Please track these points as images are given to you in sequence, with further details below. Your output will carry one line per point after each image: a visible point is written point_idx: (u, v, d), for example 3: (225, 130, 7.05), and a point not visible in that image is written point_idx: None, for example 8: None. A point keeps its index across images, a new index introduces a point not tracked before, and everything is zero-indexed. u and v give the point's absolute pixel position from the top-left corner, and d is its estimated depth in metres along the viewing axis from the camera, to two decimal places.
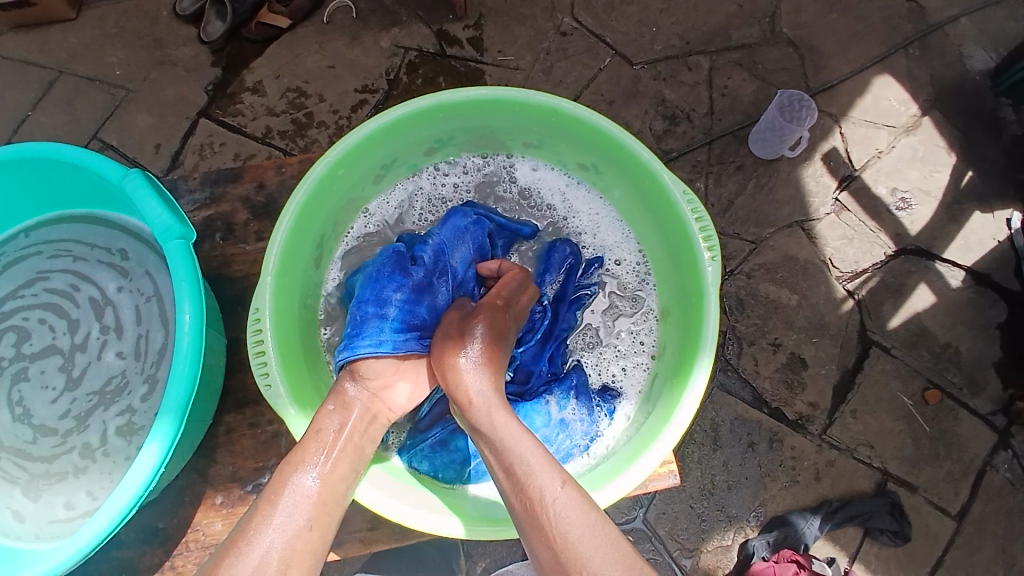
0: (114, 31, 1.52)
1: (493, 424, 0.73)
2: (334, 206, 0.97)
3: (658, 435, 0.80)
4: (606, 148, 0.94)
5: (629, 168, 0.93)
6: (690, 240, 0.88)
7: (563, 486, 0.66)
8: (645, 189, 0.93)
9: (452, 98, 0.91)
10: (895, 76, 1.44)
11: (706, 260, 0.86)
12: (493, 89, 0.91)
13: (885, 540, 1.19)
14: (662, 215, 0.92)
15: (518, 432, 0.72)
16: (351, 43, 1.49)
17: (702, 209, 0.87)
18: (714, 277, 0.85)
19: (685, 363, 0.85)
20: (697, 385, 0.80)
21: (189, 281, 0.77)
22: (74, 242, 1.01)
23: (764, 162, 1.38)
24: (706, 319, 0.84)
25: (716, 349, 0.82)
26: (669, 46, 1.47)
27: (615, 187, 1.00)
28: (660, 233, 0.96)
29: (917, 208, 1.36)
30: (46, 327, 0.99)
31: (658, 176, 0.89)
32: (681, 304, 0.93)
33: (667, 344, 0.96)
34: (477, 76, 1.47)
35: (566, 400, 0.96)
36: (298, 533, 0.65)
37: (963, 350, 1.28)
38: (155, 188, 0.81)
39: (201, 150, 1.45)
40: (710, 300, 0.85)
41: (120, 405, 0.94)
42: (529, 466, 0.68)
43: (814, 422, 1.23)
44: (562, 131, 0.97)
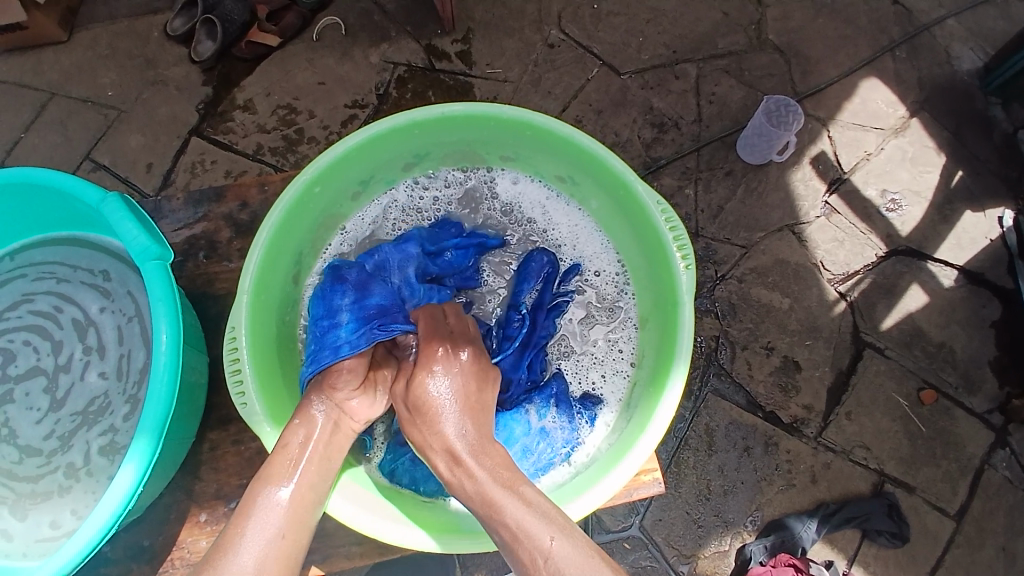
0: (108, 53, 1.53)
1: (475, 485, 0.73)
2: (312, 223, 0.97)
3: (636, 441, 0.79)
4: (581, 160, 0.94)
5: (605, 180, 0.93)
6: (664, 248, 0.88)
7: (552, 543, 0.66)
8: (620, 198, 0.94)
9: (426, 113, 0.92)
10: (882, 79, 1.45)
11: (681, 268, 0.86)
12: (466, 104, 0.92)
13: (883, 541, 1.18)
14: (637, 222, 0.93)
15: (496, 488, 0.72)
16: (342, 59, 1.51)
17: (675, 216, 0.88)
18: (689, 284, 0.86)
19: (661, 373, 0.85)
20: (673, 392, 0.80)
21: (165, 302, 0.77)
22: (58, 263, 1.01)
23: (753, 167, 1.38)
24: (682, 326, 0.84)
25: (690, 358, 0.82)
26: (656, 55, 1.48)
27: (593, 198, 1.01)
28: (637, 241, 0.96)
29: (908, 209, 1.37)
30: (31, 348, 0.99)
31: (631, 186, 0.89)
32: (657, 311, 0.93)
33: (646, 352, 0.96)
34: (467, 89, 1.48)
35: (546, 409, 0.97)
36: (272, 542, 0.69)
37: (959, 350, 1.28)
38: (131, 210, 0.81)
39: (193, 168, 1.45)
40: (685, 306, 0.85)
41: (102, 425, 0.94)
42: (521, 527, 0.67)
43: (809, 425, 1.23)
44: (537, 144, 0.97)
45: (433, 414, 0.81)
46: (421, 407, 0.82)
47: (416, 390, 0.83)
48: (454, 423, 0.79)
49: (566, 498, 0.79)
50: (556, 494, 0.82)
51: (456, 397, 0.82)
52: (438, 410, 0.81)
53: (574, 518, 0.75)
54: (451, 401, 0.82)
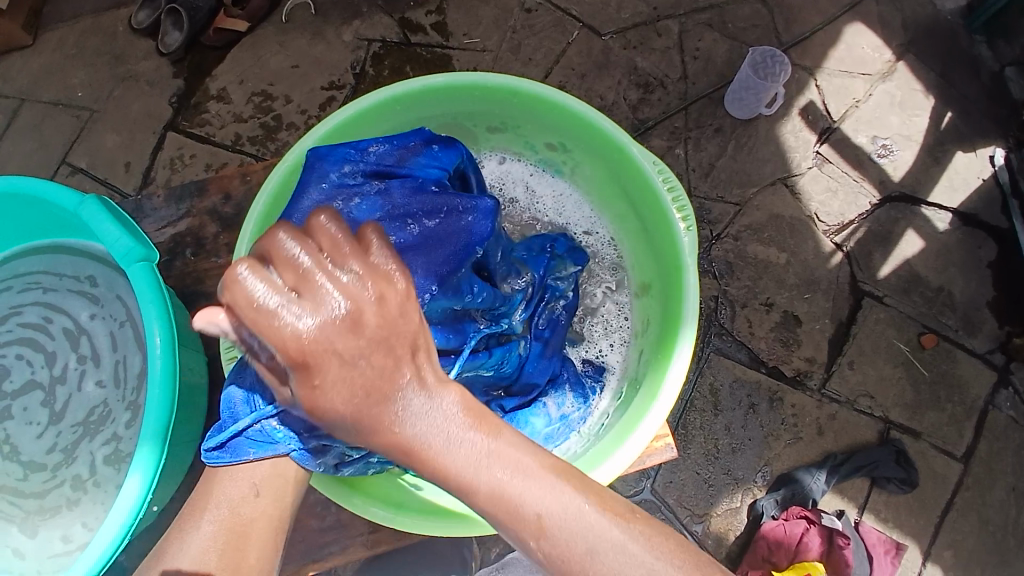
0: (73, 52, 1.48)
1: (439, 469, 0.47)
2: None
3: (648, 409, 0.79)
4: (569, 125, 0.93)
5: (596, 145, 0.92)
6: (664, 210, 0.87)
7: (544, 513, 0.47)
8: (613, 162, 0.92)
9: (406, 87, 0.90)
10: (866, 23, 1.42)
11: (682, 230, 0.85)
12: (446, 75, 0.90)
13: (893, 488, 1.19)
14: (634, 187, 0.91)
15: (475, 472, 0.47)
16: (314, 40, 1.46)
17: (672, 175, 0.87)
18: (691, 246, 0.85)
19: (668, 338, 0.84)
20: (682, 357, 0.80)
21: (155, 303, 0.75)
22: (43, 273, 0.99)
23: (743, 122, 1.36)
24: (687, 290, 0.83)
25: (698, 320, 0.81)
26: (636, 12, 1.44)
27: (585, 165, 0.99)
28: (630, 207, 0.95)
29: (899, 153, 1.35)
30: (24, 362, 0.97)
31: (626, 149, 0.88)
32: (660, 276, 0.92)
33: (648, 320, 0.95)
34: (445, 62, 1.44)
35: (563, 396, 0.95)
36: (245, 503, 0.73)
37: (957, 292, 1.28)
38: (111, 211, 0.79)
39: (172, 164, 1.42)
40: (689, 269, 0.84)
41: (105, 434, 0.93)
42: (509, 505, 0.47)
43: (813, 377, 1.23)
44: (522, 112, 0.95)
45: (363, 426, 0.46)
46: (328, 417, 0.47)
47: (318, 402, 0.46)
48: (404, 414, 0.46)
49: (587, 466, 0.79)
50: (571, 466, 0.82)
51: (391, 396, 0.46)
52: (355, 400, 0.46)
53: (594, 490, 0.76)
54: (366, 399, 0.46)
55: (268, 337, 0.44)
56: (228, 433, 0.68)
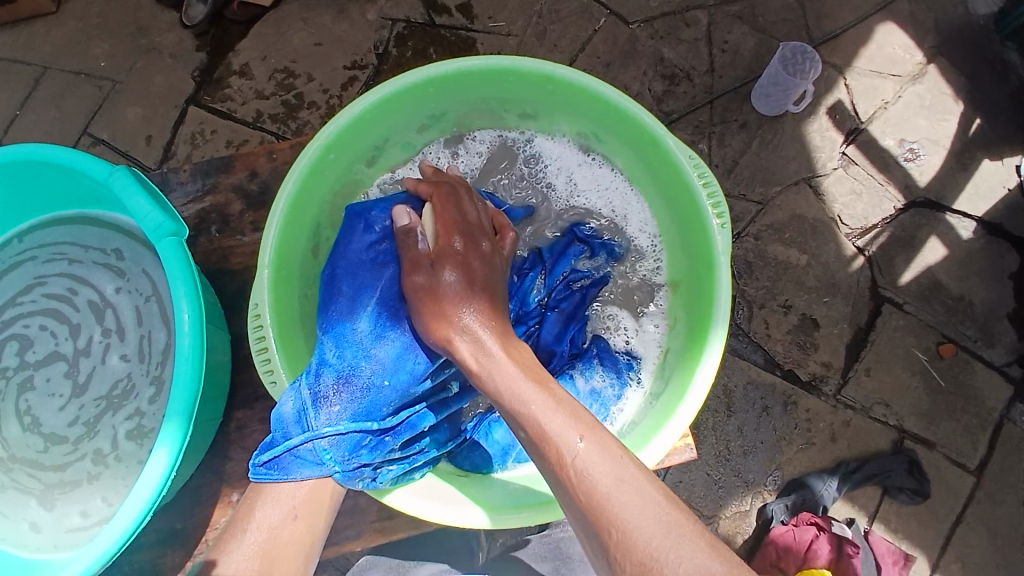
0: (97, 23, 1.47)
1: (503, 382, 0.62)
2: (327, 192, 0.94)
3: (676, 408, 0.79)
4: (607, 115, 0.91)
5: (633, 136, 0.91)
6: (699, 206, 0.86)
7: (581, 444, 0.57)
8: (648, 154, 0.91)
9: (442, 70, 0.89)
10: (902, 21, 1.38)
11: (717, 228, 0.84)
12: (483, 58, 0.89)
13: (905, 498, 1.18)
14: (669, 181, 0.90)
15: (528, 396, 0.60)
16: (337, 18, 1.45)
17: (708, 172, 0.86)
18: (725, 245, 0.84)
19: (699, 335, 0.84)
20: (711, 357, 0.79)
21: (184, 279, 0.76)
22: (69, 244, 1.00)
23: (768, 119, 1.34)
24: (719, 290, 0.83)
25: (730, 320, 0.81)
26: (665, 1, 1.41)
27: (619, 156, 0.98)
28: (665, 199, 0.94)
29: (926, 158, 1.32)
30: (48, 333, 0.98)
31: (662, 141, 0.87)
32: (692, 273, 0.91)
33: (678, 317, 0.95)
34: (468, 45, 1.43)
35: (592, 371, 0.95)
36: (283, 526, 0.79)
37: (978, 302, 1.26)
38: (143, 185, 0.79)
39: (193, 139, 1.42)
40: (722, 267, 0.83)
41: (128, 409, 0.94)
42: (548, 431, 0.58)
43: (828, 382, 1.22)
44: (557, 98, 0.94)
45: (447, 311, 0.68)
46: (443, 307, 0.68)
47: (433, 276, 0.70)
48: (472, 321, 0.66)
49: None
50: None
51: (468, 304, 0.68)
52: (458, 305, 0.67)
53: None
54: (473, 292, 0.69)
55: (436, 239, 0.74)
56: (280, 449, 0.71)
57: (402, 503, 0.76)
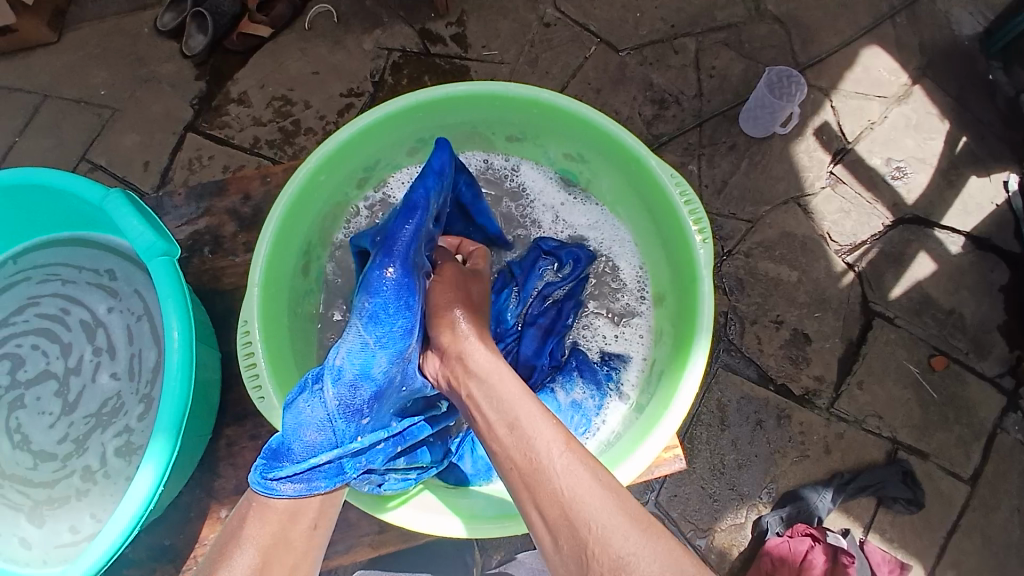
0: (97, 53, 1.51)
1: (498, 391, 0.67)
2: (317, 213, 0.96)
3: (661, 418, 0.80)
4: (592, 136, 0.94)
5: (616, 156, 0.94)
6: (681, 223, 0.88)
7: (566, 450, 0.60)
8: (630, 173, 0.94)
9: (431, 95, 0.92)
10: (881, 46, 1.43)
11: (698, 241, 0.86)
12: (470, 84, 0.92)
13: (899, 508, 1.18)
14: (650, 199, 0.93)
15: (528, 410, 0.64)
16: (335, 47, 1.49)
17: (690, 190, 0.89)
18: (708, 258, 0.86)
19: (682, 346, 0.85)
20: (696, 366, 0.81)
21: (175, 299, 0.77)
22: (63, 265, 1.01)
23: (757, 140, 1.38)
24: (702, 302, 0.84)
25: (713, 330, 0.82)
26: (654, 30, 1.46)
27: (603, 176, 1.00)
28: (648, 217, 0.96)
29: (914, 176, 1.36)
30: (39, 352, 0.99)
31: (645, 161, 0.89)
32: (676, 287, 0.92)
33: (661, 329, 0.96)
34: (463, 73, 1.47)
35: (572, 383, 0.97)
36: (301, 537, 0.69)
37: (967, 315, 1.28)
38: (136, 207, 0.81)
39: (190, 165, 1.44)
40: (705, 279, 0.85)
41: (117, 426, 0.94)
42: (531, 434, 0.62)
43: (821, 396, 1.23)
44: (543, 121, 0.97)
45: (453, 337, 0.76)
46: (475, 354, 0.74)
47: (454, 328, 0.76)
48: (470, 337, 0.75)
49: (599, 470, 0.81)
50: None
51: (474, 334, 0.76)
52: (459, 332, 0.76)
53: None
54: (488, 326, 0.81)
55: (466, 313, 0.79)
56: (304, 466, 0.71)
57: (395, 516, 0.77)
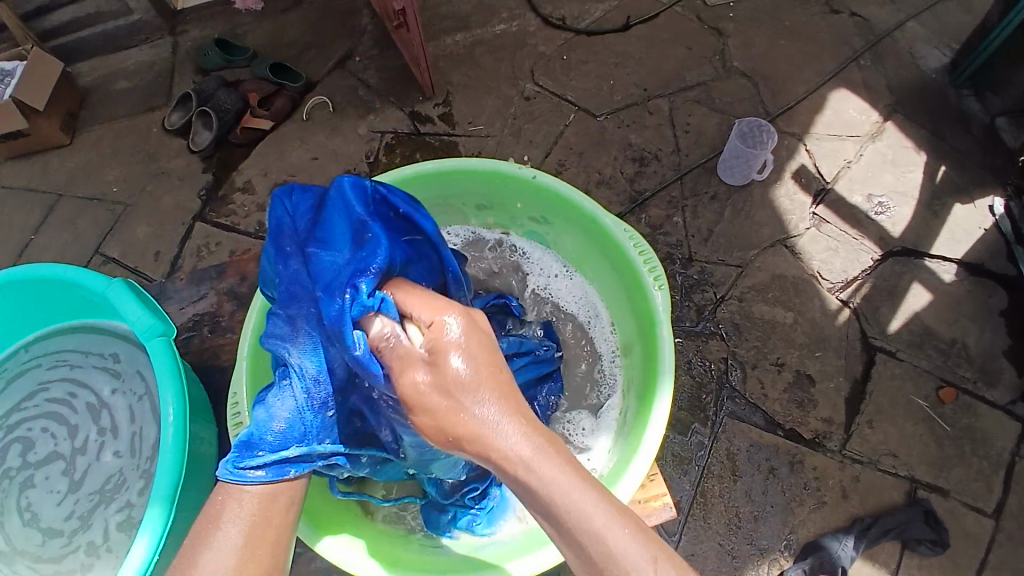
0: (111, 151, 1.59)
1: (556, 504, 0.55)
2: None
3: (627, 469, 0.79)
4: (549, 199, 0.97)
5: (573, 217, 0.97)
6: (638, 274, 0.90)
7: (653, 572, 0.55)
8: (590, 231, 0.96)
9: (399, 173, 0.96)
10: (850, 89, 1.48)
11: (654, 289, 0.88)
12: (436, 161, 0.97)
13: (925, 551, 1.12)
14: (610, 254, 0.95)
15: (597, 522, 0.55)
16: (331, 133, 1.56)
17: (642, 240, 0.91)
18: (664, 303, 0.87)
19: (648, 394, 0.84)
20: (660, 412, 0.80)
21: (171, 377, 0.79)
22: (71, 351, 1.02)
23: (736, 188, 1.40)
24: (662, 351, 0.84)
25: (674, 375, 0.82)
26: (628, 94, 1.53)
27: (566, 237, 1.03)
28: (610, 272, 0.98)
29: (896, 210, 1.37)
30: (49, 435, 0.98)
31: (599, 218, 0.92)
32: (640, 339, 0.92)
33: (630, 382, 0.94)
34: (451, 148, 1.52)
35: None
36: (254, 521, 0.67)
37: (971, 343, 1.25)
38: (136, 292, 0.84)
39: (200, 253, 1.46)
40: (663, 326, 0.85)
41: (119, 501, 0.93)
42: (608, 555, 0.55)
43: (832, 438, 1.19)
44: (504, 189, 1.01)
45: (458, 438, 0.58)
46: (518, 463, 0.56)
47: (463, 422, 0.58)
48: (495, 430, 0.57)
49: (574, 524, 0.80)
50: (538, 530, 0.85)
51: (496, 423, 0.58)
52: (473, 428, 0.57)
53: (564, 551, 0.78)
54: (501, 376, 0.61)
55: (494, 389, 0.59)
56: (271, 456, 0.71)
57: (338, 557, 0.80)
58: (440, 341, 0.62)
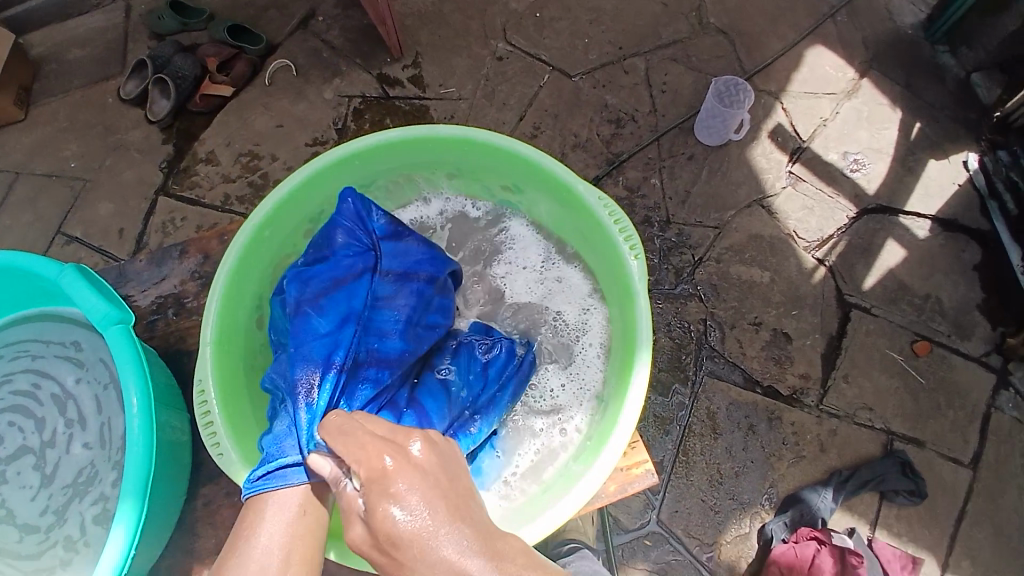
0: (64, 125, 1.52)
1: None
2: (266, 269, 0.95)
3: (608, 439, 0.78)
4: (522, 167, 0.96)
5: (547, 185, 0.95)
6: (612, 241, 0.89)
7: None
8: (563, 198, 0.95)
9: (364, 143, 0.93)
10: (826, 45, 1.47)
11: (631, 257, 0.86)
12: (402, 129, 0.94)
13: (902, 500, 1.16)
14: (587, 222, 0.93)
15: None
16: (296, 100, 1.50)
17: (616, 206, 0.89)
18: (640, 272, 0.86)
19: (627, 364, 0.84)
20: (640, 380, 0.79)
21: (132, 363, 0.75)
22: (32, 340, 0.99)
23: (714, 148, 1.40)
24: (640, 316, 0.83)
25: (652, 344, 0.81)
26: (603, 53, 1.50)
27: (540, 204, 1.02)
28: (586, 239, 0.97)
29: (871, 166, 1.38)
30: (16, 429, 0.96)
31: (573, 186, 0.91)
32: (619, 311, 0.92)
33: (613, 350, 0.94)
34: (423, 112, 1.48)
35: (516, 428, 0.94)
36: (291, 525, 0.67)
37: (944, 298, 1.28)
38: (89, 279, 0.79)
39: (164, 228, 1.43)
40: (641, 295, 0.84)
41: (94, 494, 0.91)
42: None
43: (810, 394, 1.22)
44: (476, 158, 0.99)
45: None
46: None
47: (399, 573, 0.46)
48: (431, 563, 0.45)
49: (559, 494, 0.78)
50: (540, 500, 0.81)
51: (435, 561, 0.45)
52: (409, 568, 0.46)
53: (560, 522, 0.73)
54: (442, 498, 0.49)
55: (454, 519, 0.47)
56: (273, 464, 0.71)
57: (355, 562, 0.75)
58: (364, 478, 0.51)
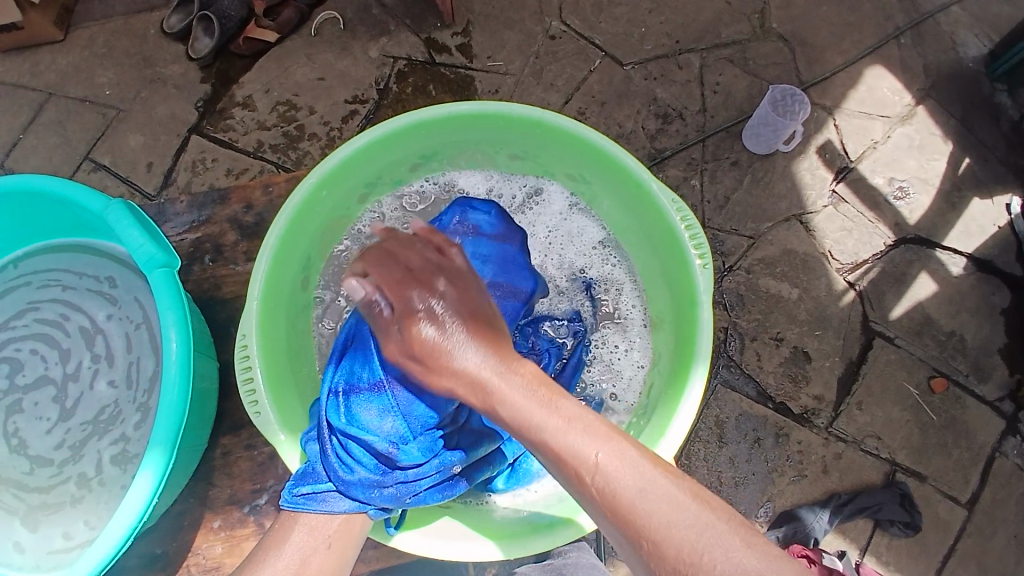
0: (104, 51, 1.51)
1: (512, 412, 0.56)
2: (318, 227, 0.96)
3: (656, 446, 0.81)
4: (594, 159, 0.95)
5: (617, 178, 0.94)
6: (682, 249, 0.88)
7: (599, 456, 0.53)
8: (636, 198, 0.94)
9: (433, 114, 0.92)
10: (886, 66, 1.44)
11: (698, 267, 0.86)
12: (474, 104, 0.92)
13: (896, 531, 1.17)
14: (653, 223, 0.93)
15: (544, 424, 0.55)
16: (341, 54, 1.49)
17: (691, 216, 0.88)
18: (707, 285, 0.85)
19: (680, 373, 0.85)
20: (693, 393, 0.80)
21: (174, 309, 0.76)
22: (63, 271, 1.00)
23: (759, 157, 1.38)
24: (700, 328, 0.84)
25: (711, 358, 0.82)
26: (659, 45, 1.47)
27: (604, 198, 1.02)
28: (646, 238, 0.97)
29: (915, 197, 1.36)
30: (38, 357, 0.98)
31: (646, 185, 0.90)
32: (673, 316, 0.93)
33: (661, 354, 0.96)
34: (469, 82, 1.47)
35: None
36: (316, 550, 0.73)
37: (968, 337, 1.27)
38: (136, 217, 0.80)
39: (194, 166, 1.44)
40: (704, 309, 0.84)
41: (113, 434, 0.93)
42: (567, 450, 0.54)
43: (820, 415, 1.22)
44: (544, 142, 0.97)
45: (437, 362, 0.59)
46: (496, 398, 0.57)
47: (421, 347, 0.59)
48: (463, 348, 0.58)
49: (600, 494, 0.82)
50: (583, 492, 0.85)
51: (477, 357, 0.58)
52: (440, 355, 0.58)
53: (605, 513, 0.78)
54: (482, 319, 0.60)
55: (475, 337, 0.59)
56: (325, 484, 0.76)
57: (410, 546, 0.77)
58: (407, 295, 0.60)
